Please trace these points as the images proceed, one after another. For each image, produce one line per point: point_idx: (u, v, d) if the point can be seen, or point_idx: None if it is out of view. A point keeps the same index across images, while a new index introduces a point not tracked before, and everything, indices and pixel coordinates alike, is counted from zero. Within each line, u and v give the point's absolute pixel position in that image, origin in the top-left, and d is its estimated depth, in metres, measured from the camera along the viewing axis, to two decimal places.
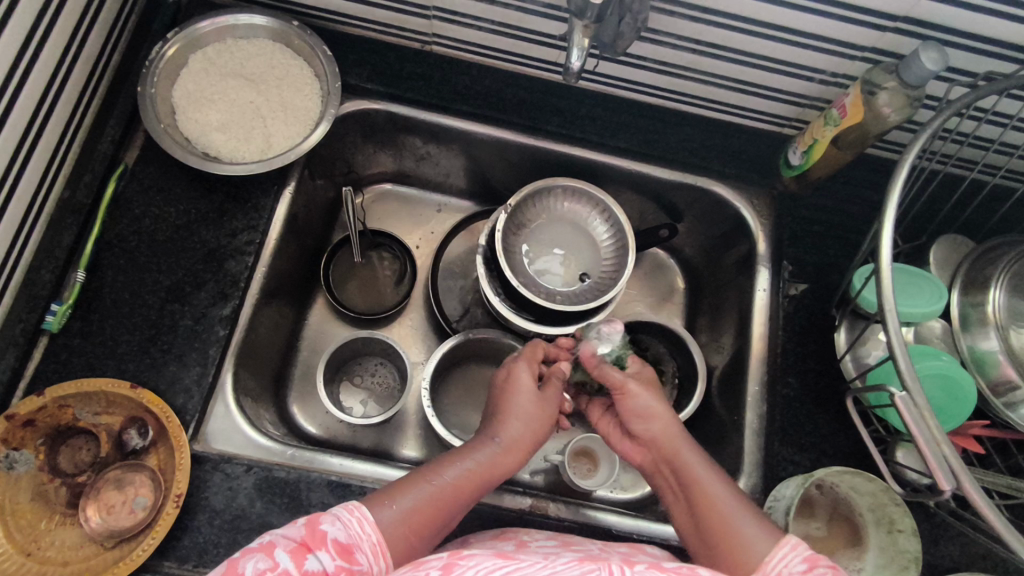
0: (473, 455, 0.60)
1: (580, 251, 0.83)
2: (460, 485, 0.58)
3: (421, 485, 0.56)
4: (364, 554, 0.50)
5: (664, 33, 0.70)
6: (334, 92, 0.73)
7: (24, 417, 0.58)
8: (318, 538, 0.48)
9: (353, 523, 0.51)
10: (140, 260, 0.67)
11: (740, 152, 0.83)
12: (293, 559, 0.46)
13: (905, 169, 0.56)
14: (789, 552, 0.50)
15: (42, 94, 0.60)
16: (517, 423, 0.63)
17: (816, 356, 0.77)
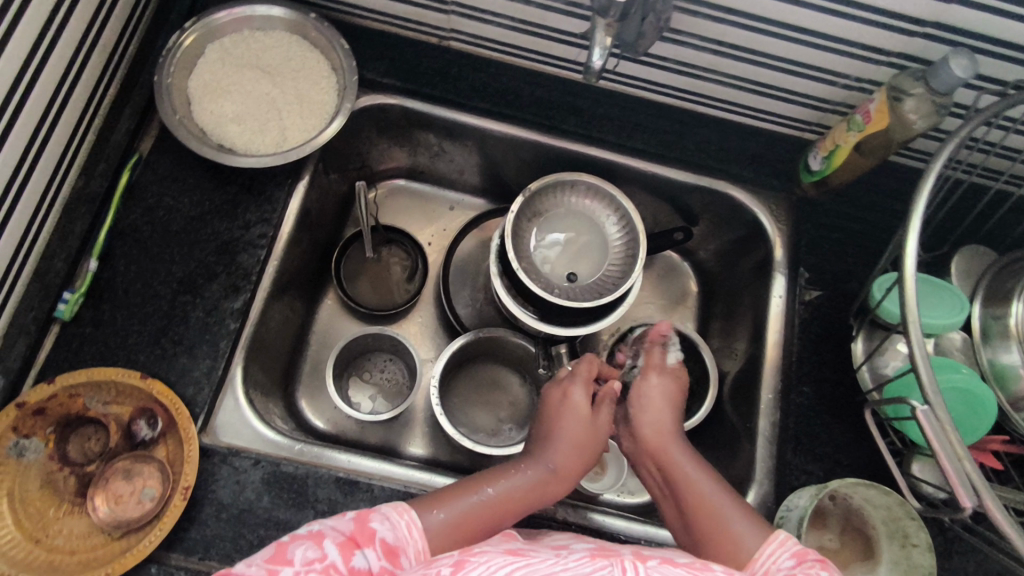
0: (527, 473, 0.61)
1: (591, 250, 0.81)
2: (512, 501, 0.58)
3: (472, 496, 0.56)
4: (409, 558, 0.50)
5: (687, 33, 0.69)
6: (350, 86, 0.72)
7: (34, 404, 0.58)
8: (366, 535, 0.50)
9: (403, 526, 0.52)
10: (153, 251, 0.67)
11: (758, 156, 0.82)
12: (340, 552, 0.48)
13: (931, 178, 0.55)
14: (775, 548, 0.52)
15: (59, 81, 0.60)
16: (570, 446, 0.63)
17: (831, 366, 0.75)
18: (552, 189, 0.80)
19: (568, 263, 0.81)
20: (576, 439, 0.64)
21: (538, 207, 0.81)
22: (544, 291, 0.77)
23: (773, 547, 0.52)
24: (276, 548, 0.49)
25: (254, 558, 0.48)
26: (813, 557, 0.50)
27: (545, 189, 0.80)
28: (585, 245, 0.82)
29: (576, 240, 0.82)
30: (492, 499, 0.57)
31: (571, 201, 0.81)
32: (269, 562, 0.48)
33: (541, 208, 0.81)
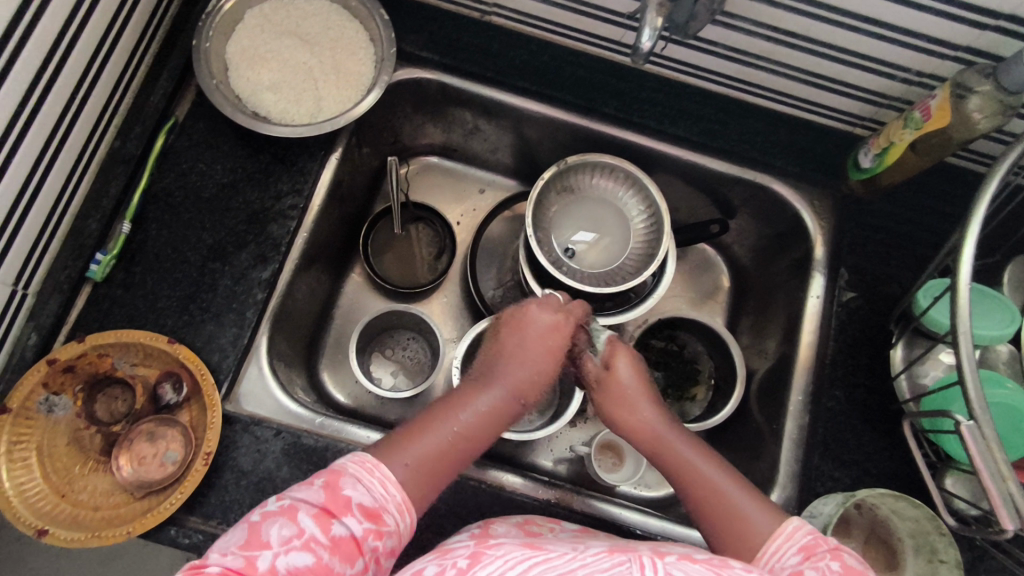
0: (480, 401, 0.61)
1: (610, 238, 0.80)
2: (468, 432, 0.59)
3: (432, 434, 0.58)
4: (390, 515, 0.52)
5: (740, 18, 0.66)
6: (389, 58, 0.71)
7: (64, 362, 0.59)
8: (341, 503, 0.50)
9: (376, 485, 0.52)
10: (185, 216, 0.67)
11: (804, 150, 0.79)
12: (317, 524, 0.48)
13: (995, 183, 0.52)
14: (781, 545, 0.53)
15: (100, 41, 0.60)
16: (531, 365, 0.65)
17: (866, 371, 0.72)
18: (588, 172, 0.78)
19: (586, 248, 0.80)
20: (532, 364, 0.65)
21: (571, 188, 0.79)
22: (552, 266, 0.76)
23: (780, 541, 0.53)
24: (249, 529, 0.48)
25: (229, 543, 0.48)
26: (824, 550, 0.50)
27: (581, 171, 0.78)
28: (606, 232, 0.80)
29: (598, 225, 0.80)
30: (451, 433, 0.58)
31: (606, 188, 0.79)
32: (244, 549, 0.47)
33: (574, 188, 0.79)
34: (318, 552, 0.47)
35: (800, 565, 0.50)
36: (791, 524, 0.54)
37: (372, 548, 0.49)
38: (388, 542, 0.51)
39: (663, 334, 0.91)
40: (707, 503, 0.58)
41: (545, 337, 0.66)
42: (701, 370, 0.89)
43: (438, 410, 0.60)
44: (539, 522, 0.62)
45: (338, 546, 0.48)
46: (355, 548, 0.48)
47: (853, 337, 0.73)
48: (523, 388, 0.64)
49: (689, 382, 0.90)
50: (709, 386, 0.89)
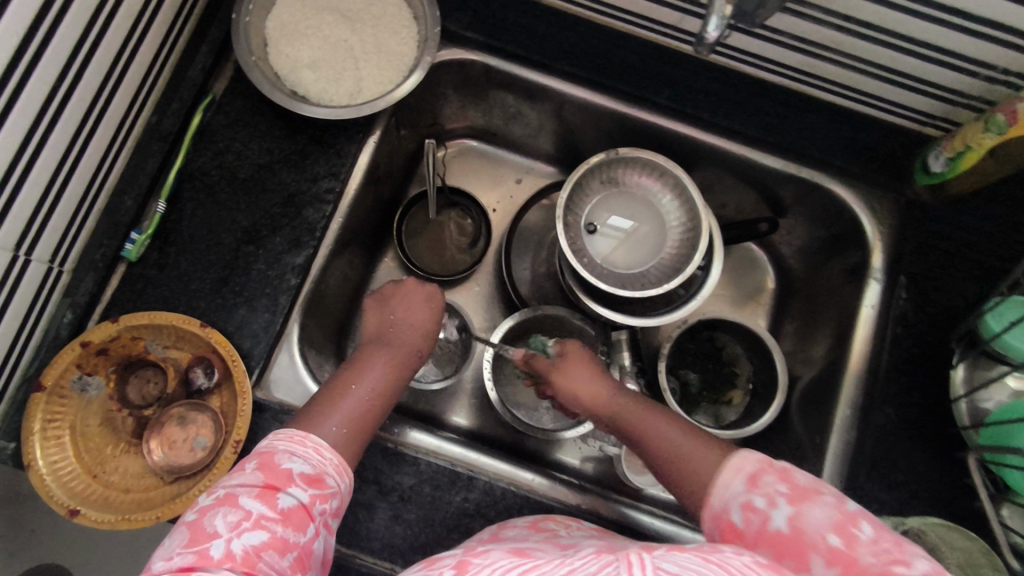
0: (383, 356, 0.63)
1: (644, 239, 0.76)
2: (376, 395, 0.60)
3: (350, 399, 0.58)
4: (331, 477, 0.51)
5: (811, 6, 0.61)
6: (433, 38, 0.68)
7: (97, 345, 0.58)
8: (281, 476, 0.48)
9: (311, 453, 0.52)
10: (220, 197, 0.65)
11: (868, 149, 0.74)
12: (264, 501, 0.46)
13: None
14: (728, 479, 0.52)
15: (140, 12, 0.58)
16: (406, 338, 0.65)
17: (920, 390, 0.68)
18: (637, 169, 0.75)
19: (617, 245, 0.77)
20: (406, 337, 0.65)
21: (617, 179, 0.76)
22: (575, 254, 0.73)
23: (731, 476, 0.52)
24: (188, 530, 0.44)
25: (166, 550, 0.43)
26: (769, 478, 0.50)
27: (630, 166, 0.75)
28: (640, 232, 0.76)
29: (634, 223, 0.76)
30: (364, 398, 0.59)
31: (653, 186, 0.75)
32: (189, 546, 0.43)
33: (620, 181, 0.76)
34: (272, 527, 0.45)
35: (748, 495, 0.50)
36: (741, 459, 0.53)
37: (322, 512, 0.48)
38: (334, 503, 0.50)
39: (704, 333, 0.87)
40: (674, 468, 0.57)
41: (417, 305, 0.68)
42: (740, 374, 0.86)
43: (340, 379, 0.60)
44: (555, 520, 0.60)
45: (290, 517, 0.46)
46: (307, 514, 0.47)
47: (909, 352, 0.69)
48: (404, 358, 0.64)
49: (726, 385, 0.87)
50: (746, 391, 0.86)
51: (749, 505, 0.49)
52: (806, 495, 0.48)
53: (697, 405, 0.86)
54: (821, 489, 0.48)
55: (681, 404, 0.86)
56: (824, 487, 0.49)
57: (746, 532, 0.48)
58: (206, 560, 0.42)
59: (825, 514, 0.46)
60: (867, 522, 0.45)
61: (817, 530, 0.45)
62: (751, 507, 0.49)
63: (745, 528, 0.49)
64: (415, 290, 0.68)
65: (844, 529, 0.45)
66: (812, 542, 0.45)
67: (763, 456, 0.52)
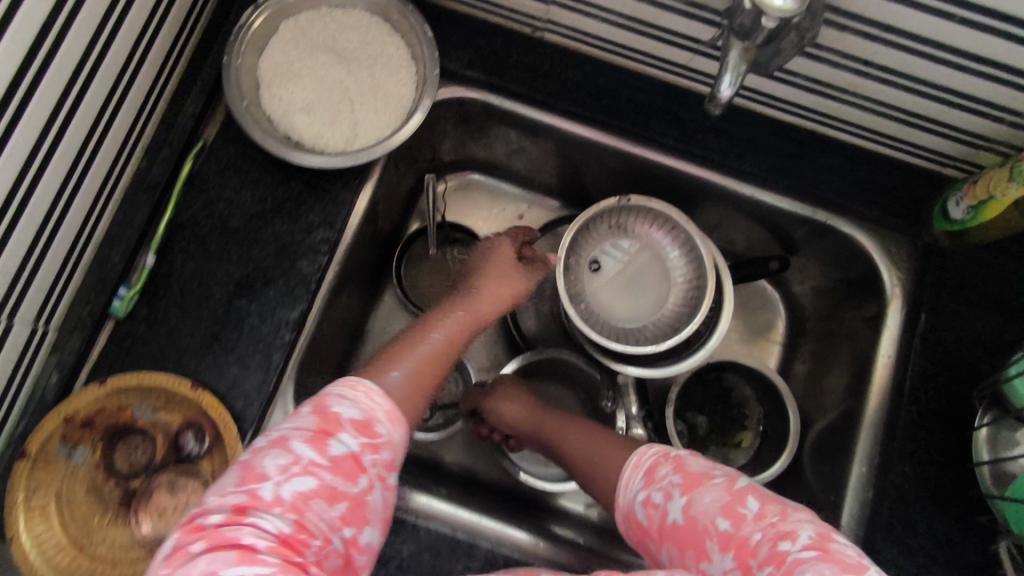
0: (454, 314, 0.63)
1: (646, 293, 0.73)
2: (436, 355, 0.60)
3: (412, 355, 0.58)
4: (382, 425, 0.51)
5: (830, 50, 0.58)
6: (432, 80, 0.65)
7: (82, 417, 0.57)
8: (332, 422, 0.49)
9: (361, 398, 0.51)
10: (211, 248, 0.63)
11: (885, 192, 0.71)
12: (313, 447, 0.48)
13: None
14: (630, 477, 0.60)
15: (126, 59, 0.55)
16: (489, 286, 0.67)
17: (939, 447, 0.65)
18: (648, 219, 0.73)
19: (617, 296, 0.74)
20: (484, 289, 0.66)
21: (625, 228, 0.74)
22: (570, 300, 0.71)
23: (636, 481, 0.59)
24: (243, 467, 0.47)
25: (223, 486, 0.47)
26: (664, 473, 0.58)
27: (640, 215, 0.73)
28: (642, 285, 0.74)
29: (637, 274, 0.74)
30: (422, 358, 0.59)
31: (660, 237, 0.73)
32: (241, 484, 0.46)
33: (630, 229, 0.74)
34: (320, 474, 0.47)
35: (647, 491, 0.58)
36: (639, 459, 0.61)
37: (373, 463, 0.49)
38: (386, 455, 0.51)
39: (711, 373, 0.85)
40: (585, 469, 0.65)
41: (499, 276, 0.67)
42: (749, 416, 0.83)
43: (404, 339, 0.60)
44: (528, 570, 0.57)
45: (339, 465, 0.48)
46: (356, 464, 0.48)
47: (928, 406, 0.66)
48: (474, 318, 0.64)
49: (735, 426, 0.84)
50: (756, 433, 0.83)
51: (649, 501, 0.57)
52: (695, 482, 0.55)
53: (706, 448, 0.83)
54: (710, 475, 0.56)
55: (690, 447, 0.83)
56: (713, 472, 0.56)
57: (651, 527, 0.56)
58: (257, 500, 0.45)
59: (714, 497, 0.54)
60: (752, 496, 0.53)
61: (706, 516, 0.53)
62: (652, 503, 0.57)
63: (649, 524, 0.56)
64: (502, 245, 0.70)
65: (731, 511, 0.52)
66: (704, 527, 0.53)
67: (659, 449, 0.61)
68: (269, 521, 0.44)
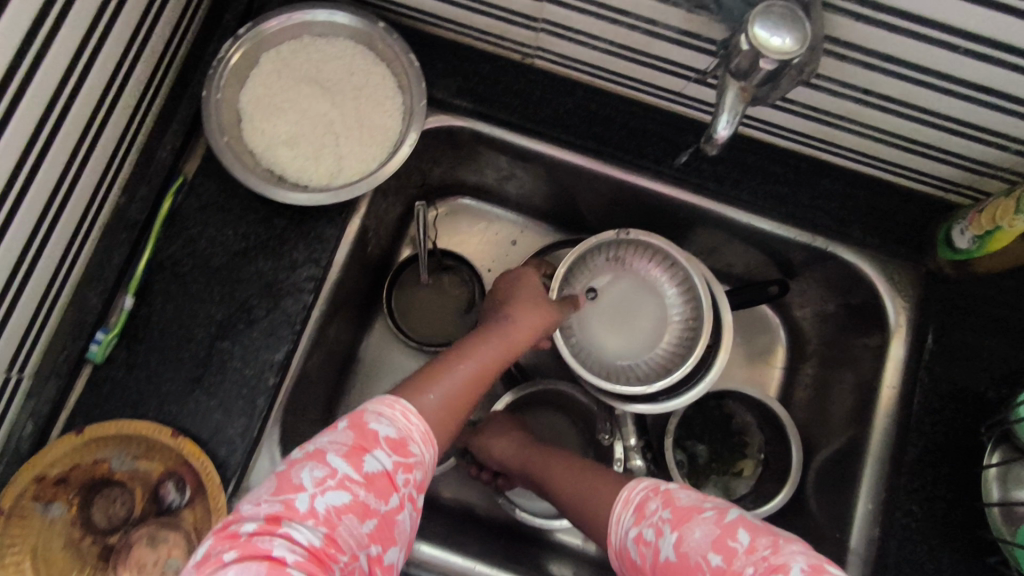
0: (489, 343, 0.64)
1: (641, 330, 0.71)
2: (470, 379, 0.61)
3: (446, 379, 0.59)
4: (416, 444, 0.54)
5: (830, 79, 0.56)
6: (418, 111, 0.63)
7: (56, 474, 0.54)
8: (369, 438, 0.51)
9: (399, 417, 0.54)
10: (192, 289, 0.61)
11: (887, 219, 0.69)
12: (349, 462, 0.50)
13: None
14: (620, 512, 0.58)
15: (99, 98, 0.53)
16: (519, 316, 0.66)
17: (948, 483, 0.63)
18: (649, 255, 0.71)
19: (611, 332, 0.72)
20: (518, 321, 0.66)
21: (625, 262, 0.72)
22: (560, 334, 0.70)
23: (631, 518, 0.57)
24: (279, 477, 0.49)
25: (261, 494, 0.49)
26: (653, 508, 0.55)
27: (641, 250, 0.71)
28: (638, 322, 0.72)
29: (633, 311, 0.72)
30: (455, 382, 0.60)
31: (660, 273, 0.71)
32: (277, 494, 0.48)
33: (629, 263, 0.72)
34: (354, 489, 0.49)
35: (637, 528, 0.56)
36: (631, 491, 0.58)
37: (405, 482, 0.51)
38: (418, 475, 0.53)
39: (711, 401, 0.83)
40: (573, 502, 0.63)
41: (532, 308, 0.67)
42: (749, 444, 0.81)
43: (438, 362, 0.61)
44: None
45: (372, 482, 0.49)
46: (390, 481, 0.50)
47: (936, 441, 0.64)
48: (508, 349, 0.64)
49: (735, 455, 0.82)
50: (758, 461, 0.81)
51: (641, 538, 0.55)
52: (685, 517, 0.53)
53: (706, 478, 0.81)
54: (700, 509, 0.53)
55: (690, 477, 0.81)
56: (703, 505, 0.54)
57: (645, 565, 0.54)
58: (292, 510, 0.47)
59: (705, 531, 0.51)
60: (744, 528, 0.51)
61: (698, 552, 0.51)
62: (643, 541, 0.54)
63: (642, 562, 0.54)
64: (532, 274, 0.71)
65: (722, 544, 0.50)
66: (696, 564, 0.50)
67: (649, 483, 0.58)
68: (303, 531, 0.46)
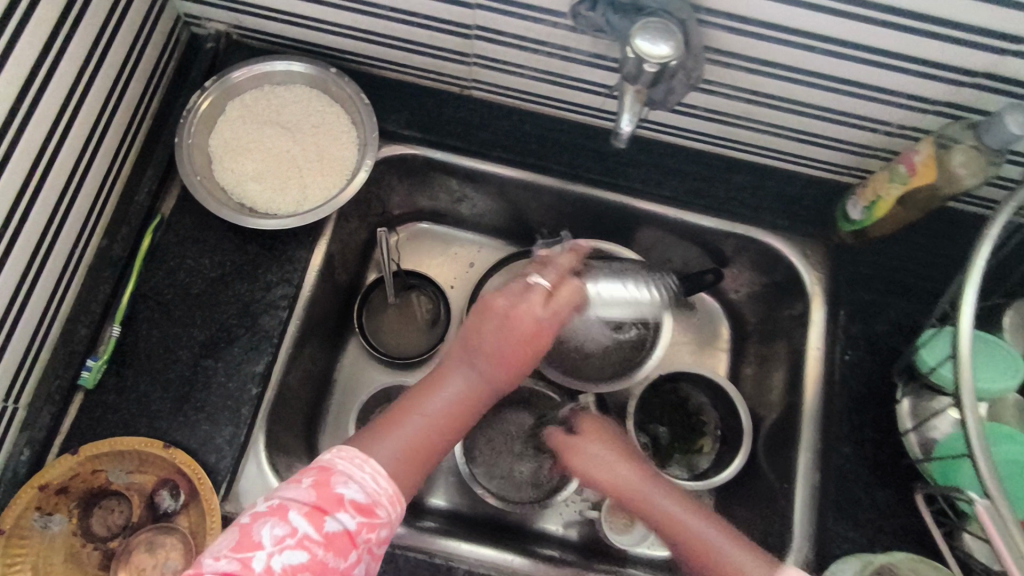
0: (454, 381, 0.61)
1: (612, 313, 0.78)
2: (449, 412, 0.60)
3: (403, 427, 0.58)
4: (383, 507, 0.53)
5: (718, 83, 0.66)
6: (371, 141, 0.71)
7: (57, 484, 0.58)
8: (332, 500, 0.50)
9: (367, 479, 0.53)
10: (174, 314, 0.66)
11: (792, 202, 0.78)
12: (309, 522, 0.49)
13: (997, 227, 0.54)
14: None
15: (82, 149, 0.61)
16: (480, 362, 0.61)
17: (873, 425, 0.71)
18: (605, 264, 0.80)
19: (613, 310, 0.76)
20: (483, 357, 0.61)
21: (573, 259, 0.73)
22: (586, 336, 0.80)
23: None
24: (241, 530, 0.49)
25: (220, 548, 0.49)
26: None
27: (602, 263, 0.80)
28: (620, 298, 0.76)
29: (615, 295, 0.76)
30: (430, 420, 0.59)
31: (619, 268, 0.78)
32: (238, 550, 0.48)
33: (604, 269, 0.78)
34: (312, 549, 0.49)
35: None
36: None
37: (367, 541, 0.50)
38: (382, 533, 0.52)
39: (666, 386, 0.89)
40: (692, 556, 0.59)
41: (493, 335, 0.61)
42: (706, 422, 0.87)
43: (414, 399, 0.60)
44: None
45: (332, 541, 0.49)
46: (350, 541, 0.49)
47: (859, 392, 0.72)
48: (475, 392, 0.61)
49: (694, 434, 0.87)
50: (715, 437, 0.87)
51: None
52: None
53: (670, 457, 0.86)
54: None
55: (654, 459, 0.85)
56: None
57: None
58: (247, 568, 0.47)
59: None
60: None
61: None
62: None
63: None
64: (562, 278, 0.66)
65: None
66: None
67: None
68: None
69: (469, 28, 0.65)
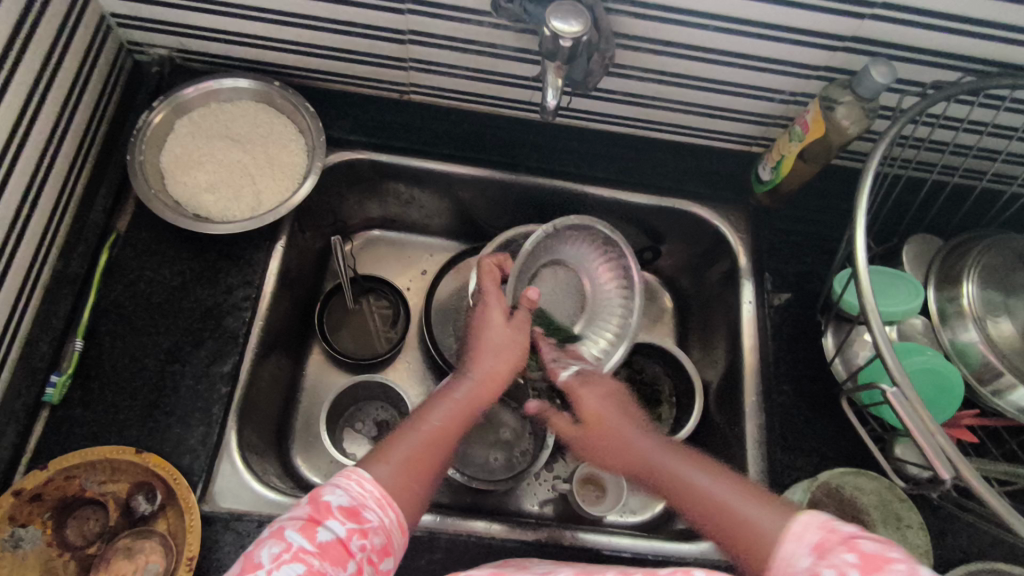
0: (451, 395, 0.63)
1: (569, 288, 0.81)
2: (441, 431, 0.59)
3: (401, 443, 0.56)
4: (372, 511, 0.49)
5: (630, 67, 0.74)
6: (319, 146, 0.75)
7: (30, 491, 0.58)
8: (321, 508, 0.47)
9: (354, 485, 0.50)
10: (138, 324, 0.68)
11: (712, 174, 0.87)
12: (303, 534, 0.46)
13: (870, 177, 0.60)
14: (803, 526, 0.47)
15: (35, 168, 0.63)
16: (477, 370, 0.66)
17: (805, 362, 0.80)
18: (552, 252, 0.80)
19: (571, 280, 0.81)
20: (489, 366, 0.67)
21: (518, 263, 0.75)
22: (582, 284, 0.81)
23: (789, 544, 0.47)
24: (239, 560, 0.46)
25: None
26: (836, 553, 0.43)
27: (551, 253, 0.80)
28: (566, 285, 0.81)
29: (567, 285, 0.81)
30: (426, 432, 0.58)
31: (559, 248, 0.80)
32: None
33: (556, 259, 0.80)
34: (309, 560, 0.45)
35: (814, 567, 0.44)
36: (799, 523, 0.47)
37: (362, 548, 0.46)
38: (376, 539, 0.48)
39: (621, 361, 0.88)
40: (725, 522, 0.53)
41: (490, 351, 0.68)
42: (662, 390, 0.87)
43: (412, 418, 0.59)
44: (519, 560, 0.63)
45: (328, 551, 0.45)
46: (345, 549, 0.46)
47: (788, 333, 0.81)
48: (469, 403, 0.63)
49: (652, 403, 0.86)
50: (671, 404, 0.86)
51: None
52: (874, 564, 0.41)
53: None
54: (891, 558, 0.42)
55: None
56: None
57: None
58: None
59: None
60: None
61: None
62: None
63: None
64: (497, 289, 0.72)
65: None
66: None
67: (824, 519, 0.46)
68: None
69: (402, 33, 0.71)
